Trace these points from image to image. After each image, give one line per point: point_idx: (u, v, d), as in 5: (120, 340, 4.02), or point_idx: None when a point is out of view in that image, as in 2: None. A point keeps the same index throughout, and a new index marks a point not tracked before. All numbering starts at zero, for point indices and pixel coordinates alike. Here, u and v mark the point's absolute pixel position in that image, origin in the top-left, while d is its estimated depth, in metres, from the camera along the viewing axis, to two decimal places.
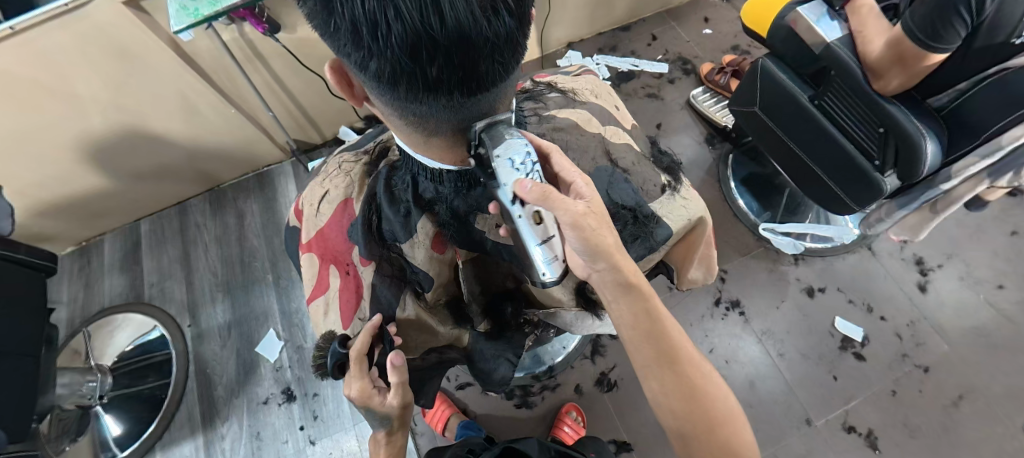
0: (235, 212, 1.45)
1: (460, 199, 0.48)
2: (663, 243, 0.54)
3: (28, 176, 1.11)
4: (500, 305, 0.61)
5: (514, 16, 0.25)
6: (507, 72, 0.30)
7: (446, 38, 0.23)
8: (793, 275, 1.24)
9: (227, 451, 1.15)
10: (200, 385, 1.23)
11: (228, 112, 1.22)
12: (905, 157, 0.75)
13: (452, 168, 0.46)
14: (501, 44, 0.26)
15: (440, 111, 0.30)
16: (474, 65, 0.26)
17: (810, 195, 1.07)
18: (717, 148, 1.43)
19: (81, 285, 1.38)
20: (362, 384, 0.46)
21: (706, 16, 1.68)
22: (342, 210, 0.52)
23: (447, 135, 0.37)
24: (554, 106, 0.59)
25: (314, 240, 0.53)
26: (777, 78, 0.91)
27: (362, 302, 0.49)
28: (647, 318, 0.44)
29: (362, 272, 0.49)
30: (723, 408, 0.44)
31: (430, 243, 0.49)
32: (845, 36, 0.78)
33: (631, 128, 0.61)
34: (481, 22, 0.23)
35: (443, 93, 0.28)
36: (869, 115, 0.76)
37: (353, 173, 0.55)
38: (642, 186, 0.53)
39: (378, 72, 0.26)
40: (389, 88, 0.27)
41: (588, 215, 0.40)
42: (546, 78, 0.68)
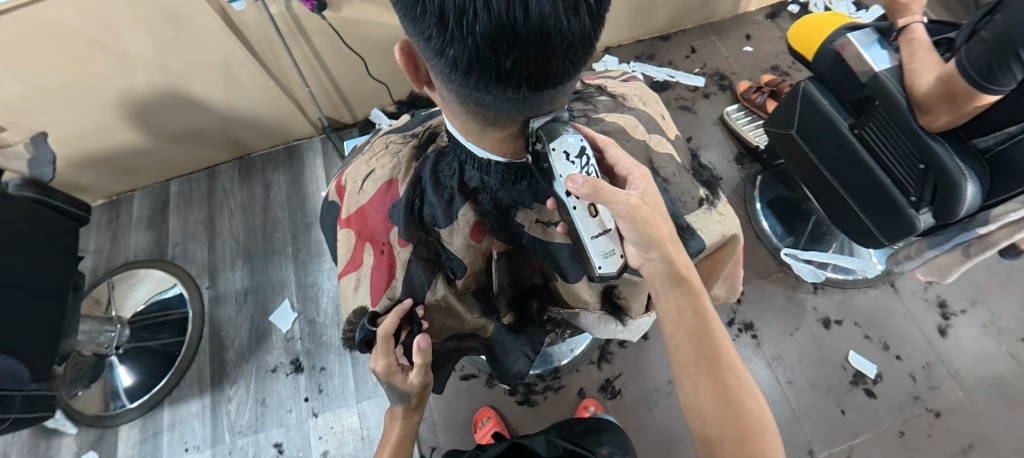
0: (262, 183, 1.48)
1: (505, 191, 0.48)
2: (695, 256, 0.53)
3: (73, 127, 1.16)
4: (527, 299, 0.63)
5: (594, 17, 0.26)
6: (575, 72, 0.30)
7: (528, 35, 0.24)
8: (810, 304, 1.22)
9: (232, 414, 1.18)
10: (212, 346, 1.27)
11: (266, 83, 1.25)
12: (944, 195, 0.73)
13: (501, 159, 0.45)
14: (578, 45, 0.26)
15: (505, 105, 0.31)
16: (549, 64, 0.27)
17: (839, 224, 1.05)
18: (746, 168, 1.41)
19: (108, 237, 1.43)
20: (388, 361, 0.47)
21: (749, 33, 1.66)
22: (386, 189, 0.53)
23: (502, 128, 0.38)
24: (603, 109, 0.59)
25: (353, 216, 0.54)
26: (818, 103, 0.90)
27: (393, 282, 0.50)
28: (693, 316, 0.46)
29: (398, 252, 0.50)
30: (757, 424, 0.42)
31: (469, 231, 0.50)
32: (894, 67, 0.77)
33: (674, 139, 0.61)
34: (563, 21, 0.24)
35: (513, 88, 0.28)
36: (910, 149, 0.75)
37: (401, 155, 0.56)
38: (680, 198, 0.53)
39: (451, 59, 0.27)
40: (460, 79, 0.28)
41: (642, 207, 0.41)
42: (596, 81, 0.68)
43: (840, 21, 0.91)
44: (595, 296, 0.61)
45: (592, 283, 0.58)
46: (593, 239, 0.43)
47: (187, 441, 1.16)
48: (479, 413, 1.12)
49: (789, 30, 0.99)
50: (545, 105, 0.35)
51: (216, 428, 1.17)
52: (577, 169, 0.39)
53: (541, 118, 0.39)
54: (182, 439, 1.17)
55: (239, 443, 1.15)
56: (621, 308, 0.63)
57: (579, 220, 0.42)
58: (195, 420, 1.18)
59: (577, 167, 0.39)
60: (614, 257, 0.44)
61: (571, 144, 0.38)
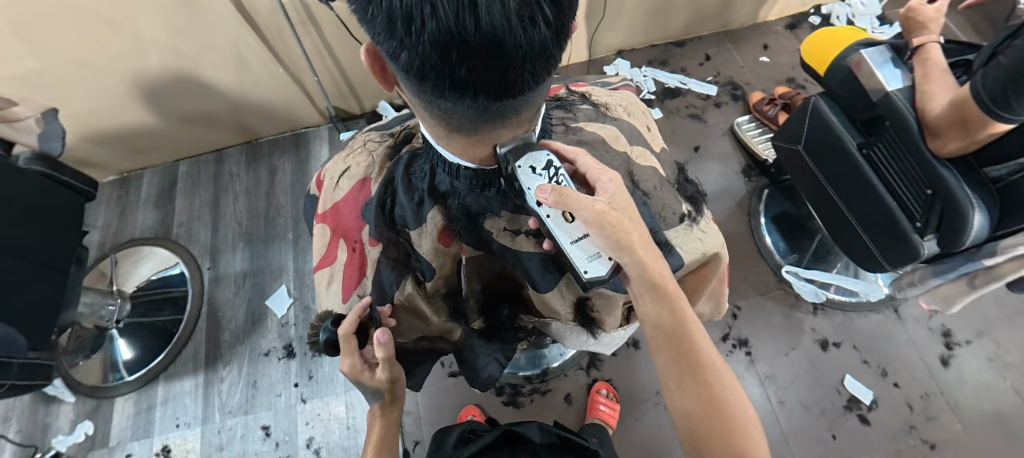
0: (268, 168, 1.50)
1: (472, 197, 0.48)
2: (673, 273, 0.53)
3: (85, 104, 1.18)
4: (498, 306, 0.62)
5: (554, 26, 0.25)
6: (539, 81, 0.29)
7: (478, 40, 0.23)
8: (809, 325, 1.19)
9: (224, 394, 1.20)
10: (209, 327, 1.29)
11: (276, 70, 1.26)
12: (949, 223, 0.70)
13: (469, 165, 0.45)
14: (537, 54, 0.26)
15: (466, 111, 0.30)
16: (505, 71, 0.26)
17: (842, 245, 1.02)
18: (752, 181, 1.39)
19: (116, 213, 1.46)
20: (351, 360, 0.47)
21: (766, 43, 1.62)
22: (359, 188, 0.55)
23: (469, 135, 0.38)
24: (584, 118, 0.58)
25: (329, 212, 0.57)
26: (827, 120, 0.87)
27: (363, 279, 0.53)
28: (670, 318, 0.46)
29: (368, 251, 0.52)
30: (741, 417, 0.44)
31: (437, 235, 0.50)
32: (907, 88, 0.74)
33: (659, 152, 0.60)
34: (517, 31, 0.23)
35: (471, 94, 0.28)
36: (918, 174, 0.72)
37: (376, 154, 0.57)
38: (661, 212, 0.52)
39: (408, 65, 0.26)
40: (418, 82, 0.28)
41: (610, 212, 0.40)
42: (583, 88, 0.67)
43: (856, 36, 0.88)
44: (568, 307, 0.59)
45: (564, 293, 0.57)
46: (575, 243, 0.41)
47: (179, 417, 1.18)
48: (464, 411, 1.12)
49: (802, 43, 0.97)
50: (514, 114, 0.34)
51: (208, 407, 1.19)
52: (545, 180, 0.41)
53: (514, 125, 0.38)
54: (174, 415, 1.19)
55: (229, 422, 1.17)
56: (595, 321, 0.62)
57: (554, 227, 0.41)
58: (188, 398, 1.20)
59: (544, 178, 0.41)
60: (601, 258, 0.42)
61: (537, 159, 0.41)
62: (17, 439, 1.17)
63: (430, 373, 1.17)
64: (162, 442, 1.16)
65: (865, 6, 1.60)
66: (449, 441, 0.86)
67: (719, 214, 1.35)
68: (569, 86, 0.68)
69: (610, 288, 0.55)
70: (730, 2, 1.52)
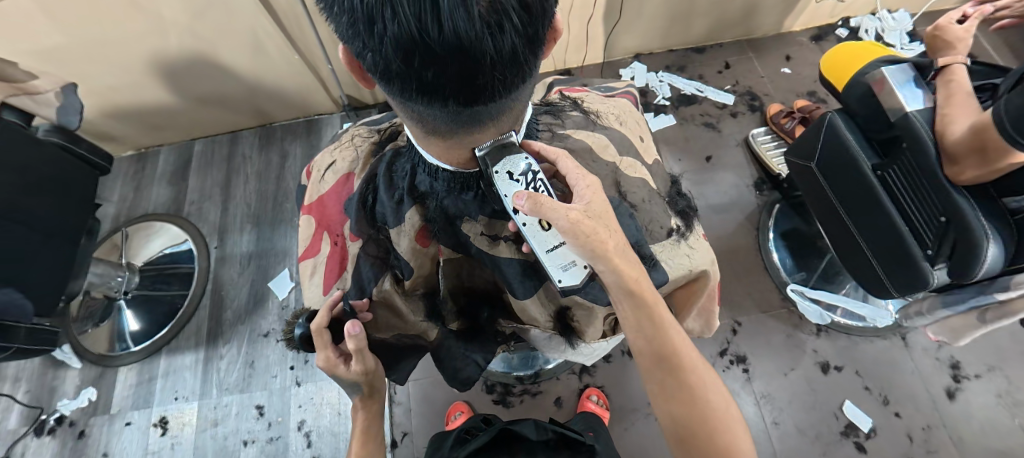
0: (280, 153, 1.52)
1: (450, 199, 0.49)
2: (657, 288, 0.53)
3: (106, 80, 1.21)
4: (478, 308, 0.63)
5: (519, 36, 0.27)
6: (507, 88, 0.31)
7: (439, 42, 0.25)
8: (810, 346, 1.16)
9: (222, 371, 1.23)
10: (212, 305, 1.31)
11: (292, 57, 1.27)
12: (961, 254, 0.67)
13: (448, 167, 0.46)
14: (500, 60, 0.27)
15: (437, 110, 0.32)
16: (469, 73, 0.28)
17: (849, 267, 0.99)
18: (764, 195, 1.35)
19: (132, 187, 1.50)
20: (326, 354, 0.49)
21: (789, 54, 1.58)
22: (343, 183, 0.59)
23: (446, 138, 0.39)
24: (571, 125, 0.57)
25: (314, 204, 0.61)
26: (842, 138, 0.84)
27: (344, 271, 0.56)
28: (650, 326, 0.46)
29: (349, 245, 0.55)
30: (722, 415, 0.47)
31: (414, 235, 0.51)
32: (927, 110, 0.71)
33: (652, 164, 0.59)
34: (482, 37, 0.25)
35: (438, 93, 0.29)
36: (932, 200, 0.69)
37: (361, 150, 0.61)
38: (648, 226, 0.52)
39: (376, 65, 0.28)
40: (389, 79, 0.29)
41: (585, 221, 0.39)
42: (576, 94, 0.68)
43: (878, 52, 0.85)
44: (547, 315, 0.60)
45: (542, 300, 0.57)
46: (551, 252, 0.43)
47: (178, 390, 1.21)
48: (452, 407, 1.12)
49: (822, 57, 0.94)
50: (487, 119, 0.35)
51: (206, 382, 1.22)
52: (522, 186, 0.41)
53: (494, 130, 0.39)
54: (173, 388, 1.22)
55: (226, 399, 1.19)
56: (574, 330, 0.62)
57: (530, 234, 0.42)
58: (188, 372, 1.23)
59: (522, 185, 0.41)
60: (576, 267, 0.45)
61: (516, 163, 0.41)
62: (24, 400, 1.21)
63: (416, 365, 1.18)
64: (160, 413, 1.19)
65: (896, 21, 1.55)
66: (446, 444, 0.86)
67: (727, 227, 1.32)
68: (563, 92, 0.69)
69: (582, 296, 0.55)
70: (755, 10, 1.48)
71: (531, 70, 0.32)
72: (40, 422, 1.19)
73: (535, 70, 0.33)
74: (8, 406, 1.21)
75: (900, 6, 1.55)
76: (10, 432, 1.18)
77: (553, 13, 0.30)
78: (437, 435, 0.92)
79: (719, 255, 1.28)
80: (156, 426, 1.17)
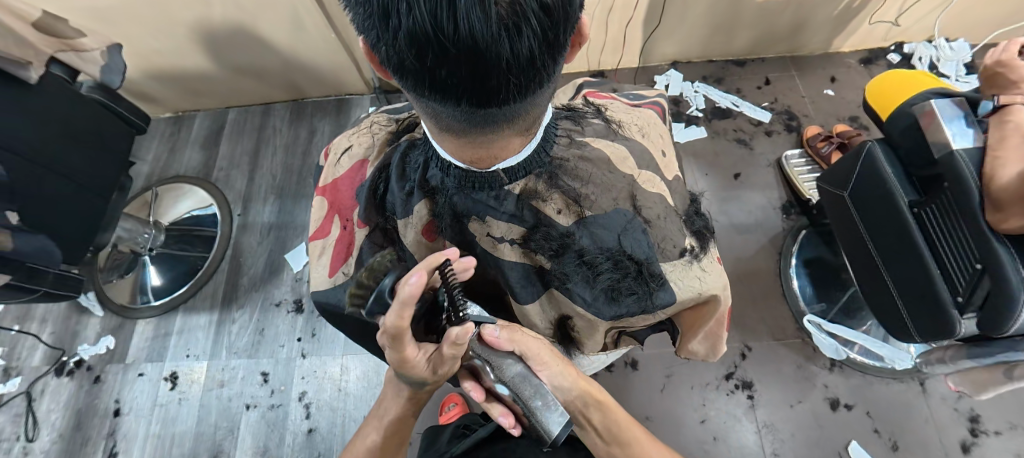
0: (308, 128, 1.55)
1: (460, 196, 0.49)
2: (660, 307, 0.52)
3: (150, 43, 1.26)
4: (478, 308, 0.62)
5: (537, 41, 0.26)
6: (522, 92, 0.30)
7: (454, 41, 0.24)
8: (821, 380, 1.12)
9: (233, 335, 1.27)
10: (230, 269, 1.36)
11: (329, 36, 1.28)
12: (994, 307, 0.64)
13: (461, 164, 0.46)
14: (515, 64, 0.27)
15: (450, 108, 0.32)
16: (482, 74, 0.27)
17: (874, 304, 0.95)
18: (791, 219, 1.31)
19: (167, 148, 1.56)
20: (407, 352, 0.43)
21: (834, 75, 1.51)
22: (357, 168, 0.60)
23: (459, 136, 0.38)
24: (591, 133, 0.55)
25: (328, 187, 0.62)
26: (881, 171, 0.80)
27: (349, 258, 0.57)
28: (609, 420, 0.55)
29: (357, 232, 0.57)
30: None
31: (420, 228, 0.53)
32: (976, 149, 0.67)
33: (672, 180, 0.57)
34: (496, 39, 0.24)
35: (451, 91, 0.29)
36: (969, 246, 0.65)
37: (377, 137, 0.61)
38: (660, 244, 0.51)
39: (390, 59, 0.28)
40: (403, 73, 0.29)
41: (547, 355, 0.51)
42: (600, 100, 0.67)
43: (932, 84, 0.80)
44: (548, 322, 0.60)
45: (544, 307, 0.58)
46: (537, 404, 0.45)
47: (190, 348, 1.26)
48: (446, 398, 1.13)
49: (869, 83, 0.89)
50: (502, 121, 0.34)
51: (217, 344, 1.26)
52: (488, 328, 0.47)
53: (510, 132, 0.38)
54: (186, 345, 1.27)
55: (234, 362, 1.24)
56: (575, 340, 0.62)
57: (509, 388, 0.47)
58: (201, 332, 1.28)
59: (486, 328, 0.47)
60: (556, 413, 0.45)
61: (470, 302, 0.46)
62: (49, 340, 1.28)
63: None
64: (171, 368, 1.24)
65: (953, 51, 1.46)
66: (443, 437, 0.87)
67: (748, 248, 1.28)
68: (588, 97, 0.68)
69: (581, 306, 0.54)
70: (804, 26, 1.41)
71: (548, 76, 0.31)
72: (61, 363, 1.26)
73: (554, 75, 0.33)
74: (34, 344, 1.28)
75: (961, 34, 1.46)
76: (33, 369, 1.25)
77: (577, 20, 0.30)
78: (433, 425, 0.93)
79: (736, 276, 1.25)
80: (166, 380, 1.22)
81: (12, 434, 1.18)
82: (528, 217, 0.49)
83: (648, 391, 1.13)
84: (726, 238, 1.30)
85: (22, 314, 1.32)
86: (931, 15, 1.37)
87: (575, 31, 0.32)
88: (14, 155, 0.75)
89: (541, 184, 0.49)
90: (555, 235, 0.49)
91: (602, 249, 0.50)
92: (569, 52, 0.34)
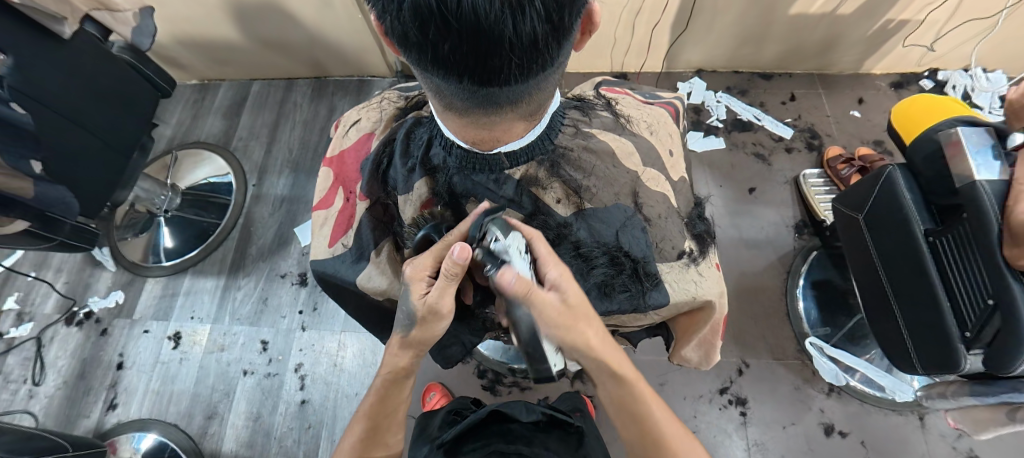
0: (328, 106, 1.57)
1: (460, 176, 0.49)
2: (651, 309, 0.52)
3: (182, 9, 1.28)
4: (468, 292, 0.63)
5: (541, 22, 0.26)
6: (525, 74, 0.30)
7: (456, 16, 0.25)
8: (817, 404, 1.10)
9: (236, 302, 1.30)
10: (240, 238, 1.38)
11: (356, 16, 1.28)
12: (1001, 345, 0.62)
13: (463, 144, 0.47)
14: (517, 45, 0.27)
15: (452, 85, 0.32)
16: (483, 53, 0.27)
17: (879, 332, 0.93)
18: (803, 239, 1.28)
19: (190, 114, 1.60)
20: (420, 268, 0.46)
21: (863, 97, 1.48)
22: (363, 142, 0.60)
23: (463, 116, 0.38)
24: (598, 125, 0.55)
25: (336, 159, 0.63)
26: (900, 196, 0.78)
27: (349, 230, 0.58)
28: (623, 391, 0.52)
29: (359, 205, 0.57)
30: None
31: (419, 205, 0.52)
32: (1000, 180, 0.65)
33: (678, 182, 0.57)
34: (497, 15, 0.25)
35: (453, 67, 0.29)
36: (982, 281, 0.64)
37: (386, 113, 0.62)
38: (658, 244, 0.51)
39: (394, 31, 0.29)
40: (407, 46, 0.29)
41: (558, 314, 0.42)
42: (614, 95, 0.66)
43: (961, 111, 0.78)
44: None
45: None
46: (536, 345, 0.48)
47: (195, 310, 1.29)
48: (426, 388, 1.14)
49: (895, 105, 0.87)
50: (504, 103, 0.35)
51: (222, 308, 1.29)
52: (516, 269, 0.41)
53: (513, 115, 0.39)
54: (191, 307, 1.30)
55: (235, 328, 1.26)
56: None
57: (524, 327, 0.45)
58: (207, 295, 1.31)
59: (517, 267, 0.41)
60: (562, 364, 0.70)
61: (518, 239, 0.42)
62: (62, 289, 1.33)
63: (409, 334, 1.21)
64: (175, 328, 1.27)
65: (989, 82, 1.41)
66: (434, 422, 0.87)
67: (756, 264, 1.27)
68: (602, 91, 0.67)
69: None
70: (835, 44, 1.38)
71: (552, 61, 0.31)
72: (71, 313, 1.30)
73: (559, 60, 0.33)
74: (48, 292, 1.33)
75: (999, 66, 1.41)
76: (45, 316, 1.30)
77: (584, 7, 0.30)
78: (425, 412, 0.94)
79: (740, 291, 1.23)
80: (169, 340, 1.26)
81: (20, 377, 1.23)
82: (526, 203, 0.50)
83: None
84: (735, 252, 1.28)
85: (39, 261, 1.37)
86: (969, 43, 1.32)
87: (583, 17, 0.32)
88: (43, 106, 0.78)
89: (542, 172, 0.50)
90: (551, 224, 0.50)
91: (599, 243, 0.50)
92: (577, 39, 0.34)
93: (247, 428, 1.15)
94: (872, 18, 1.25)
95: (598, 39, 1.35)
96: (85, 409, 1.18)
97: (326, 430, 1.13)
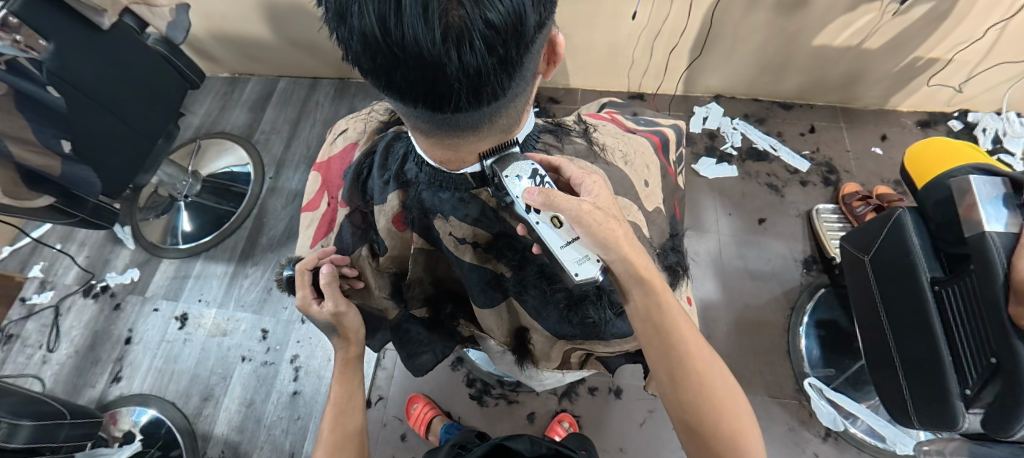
0: (348, 107, 1.62)
1: (428, 191, 0.50)
2: (610, 337, 0.58)
3: (220, 6, 1.35)
4: (443, 303, 0.67)
5: (486, 57, 0.28)
6: (477, 102, 0.32)
7: (401, 47, 0.26)
8: (812, 448, 1.06)
9: (243, 289, 1.34)
10: (252, 229, 1.43)
11: None
12: (1003, 407, 0.59)
13: (432, 162, 0.48)
14: (463, 76, 0.28)
15: (411, 107, 0.33)
16: (432, 81, 0.29)
17: (878, 379, 0.90)
18: (810, 275, 1.25)
19: (218, 105, 1.67)
20: (304, 293, 0.55)
21: (886, 134, 1.44)
22: (347, 151, 0.62)
23: (430, 136, 0.40)
24: (571, 152, 0.57)
25: (324, 164, 0.65)
26: (907, 240, 0.75)
27: (330, 233, 0.60)
28: (658, 313, 0.47)
29: (340, 210, 0.59)
30: (722, 395, 0.47)
31: (391, 218, 0.53)
32: (1010, 233, 0.62)
33: (652, 213, 0.59)
34: (440, 48, 0.26)
35: (407, 91, 0.31)
36: (987, 338, 0.61)
37: (370, 125, 0.64)
38: None
39: (352, 56, 0.30)
40: (365, 71, 0.31)
41: (595, 213, 0.42)
42: (596, 121, 0.67)
43: (978, 158, 0.75)
44: (506, 331, 0.65)
45: (504, 317, 0.63)
46: (564, 248, 0.44)
47: (203, 293, 1.34)
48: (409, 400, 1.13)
49: (909, 146, 0.85)
50: (465, 126, 0.36)
51: (228, 294, 1.33)
52: (531, 184, 0.43)
53: (478, 137, 0.40)
54: (200, 290, 1.35)
55: (239, 315, 1.30)
56: (535, 355, 0.67)
57: (544, 233, 0.43)
58: (215, 280, 1.36)
59: (530, 184, 0.43)
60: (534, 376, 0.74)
61: (521, 166, 0.44)
62: (83, 263, 1.40)
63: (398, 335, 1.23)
64: (183, 309, 1.32)
65: None
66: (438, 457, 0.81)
67: (760, 296, 1.24)
68: (585, 116, 0.68)
69: (540, 322, 0.59)
70: (860, 79, 1.35)
71: (507, 90, 0.33)
72: (89, 285, 1.37)
73: (517, 88, 0.34)
74: (70, 264, 1.40)
75: None
76: (65, 286, 1.37)
77: (536, 42, 0.31)
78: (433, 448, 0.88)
79: (740, 324, 1.20)
80: (176, 320, 1.30)
81: (36, 342, 1.29)
82: (493, 223, 0.51)
83: (627, 422, 1.10)
84: (737, 283, 1.26)
85: (66, 234, 1.45)
86: (1002, 87, 1.28)
87: (541, 49, 0.33)
88: (79, 91, 0.83)
89: None
90: (516, 248, 0.53)
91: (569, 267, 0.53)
92: (537, 69, 0.36)
93: (240, 413, 1.18)
94: (899, 55, 1.22)
95: (615, 59, 1.36)
96: (91, 379, 1.24)
97: (314, 423, 1.15)
